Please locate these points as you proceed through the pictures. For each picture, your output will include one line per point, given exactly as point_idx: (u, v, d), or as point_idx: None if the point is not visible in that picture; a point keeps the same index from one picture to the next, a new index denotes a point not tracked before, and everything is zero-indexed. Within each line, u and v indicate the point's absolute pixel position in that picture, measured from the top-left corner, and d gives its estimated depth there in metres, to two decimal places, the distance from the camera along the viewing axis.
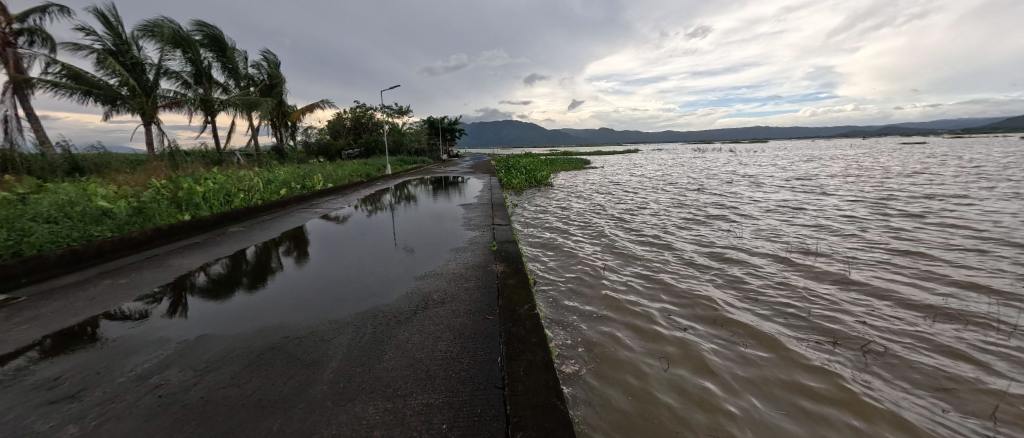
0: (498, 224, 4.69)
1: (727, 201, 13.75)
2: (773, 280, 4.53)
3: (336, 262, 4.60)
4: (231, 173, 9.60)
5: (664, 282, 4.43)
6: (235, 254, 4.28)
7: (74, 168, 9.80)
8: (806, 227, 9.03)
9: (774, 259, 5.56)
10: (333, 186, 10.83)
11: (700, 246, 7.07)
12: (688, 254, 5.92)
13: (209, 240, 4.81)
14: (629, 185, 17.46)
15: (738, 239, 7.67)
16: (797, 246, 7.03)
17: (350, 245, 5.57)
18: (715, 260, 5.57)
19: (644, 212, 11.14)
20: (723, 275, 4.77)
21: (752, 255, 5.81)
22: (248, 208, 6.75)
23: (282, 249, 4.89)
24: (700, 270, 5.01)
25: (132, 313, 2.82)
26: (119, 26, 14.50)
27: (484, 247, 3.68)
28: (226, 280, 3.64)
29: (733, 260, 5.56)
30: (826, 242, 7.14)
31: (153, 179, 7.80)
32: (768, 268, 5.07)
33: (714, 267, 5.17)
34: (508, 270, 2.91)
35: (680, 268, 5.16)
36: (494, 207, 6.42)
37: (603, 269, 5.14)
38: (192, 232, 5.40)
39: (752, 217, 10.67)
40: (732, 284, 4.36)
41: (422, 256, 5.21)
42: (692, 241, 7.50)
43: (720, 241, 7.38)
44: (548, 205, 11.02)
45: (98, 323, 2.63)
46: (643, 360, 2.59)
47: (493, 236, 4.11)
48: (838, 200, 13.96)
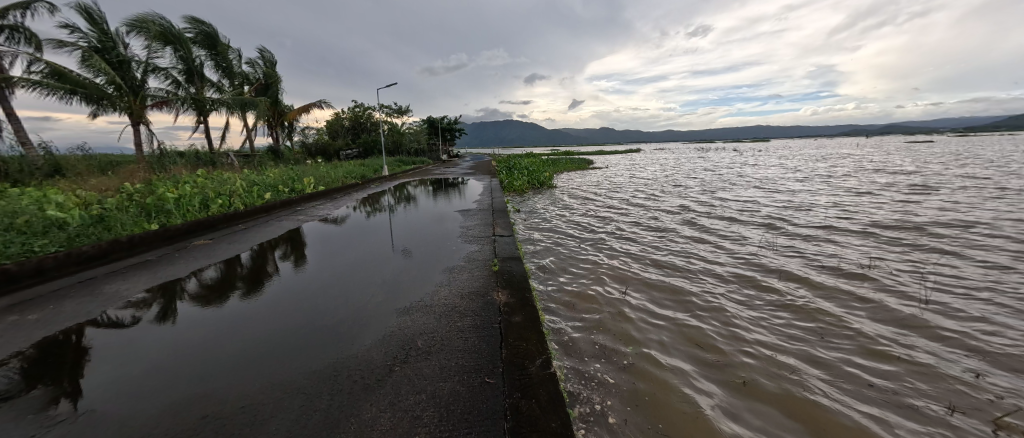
0: (500, 236, 4.13)
1: (738, 201, 13.15)
2: (817, 294, 3.93)
3: (323, 272, 4.17)
4: (214, 176, 9.01)
5: (690, 296, 3.84)
6: (229, 260, 4.23)
7: (53, 170, 9.32)
8: (829, 228, 8.40)
9: (809, 266, 4.94)
10: (325, 189, 10.24)
11: (719, 250, 6.47)
12: (710, 261, 5.32)
13: (173, 255, 4.27)
14: (634, 186, 16.91)
15: (759, 241, 7.05)
16: (826, 249, 6.41)
17: (341, 250, 5.18)
18: (742, 267, 4.97)
19: (654, 214, 10.56)
20: (757, 287, 4.17)
21: (782, 261, 5.20)
22: (228, 215, 6.23)
23: (278, 253, 4.82)
24: (730, 280, 4.40)
25: (122, 319, 2.92)
26: (105, 23, 14.01)
27: (483, 267, 3.11)
28: (220, 285, 3.65)
29: (763, 267, 4.96)
30: (858, 246, 6.51)
31: (128, 183, 7.26)
32: (805, 277, 4.47)
33: (744, 276, 4.57)
34: (514, 302, 2.34)
35: (705, 277, 4.57)
36: (494, 213, 5.83)
37: (618, 277, 4.55)
38: (160, 243, 4.89)
39: (767, 218, 10.07)
40: (771, 300, 3.75)
41: (417, 261, 4.73)
42: (710, 244, 6.91)
43: (741, 245, 6.77)
44: (552, 207, 10.42)
45: (83, 331, 2.70)
46: (657, 383, 2.30)
47: (494, 251, 3.55)
48: (855, 199, 13.34)
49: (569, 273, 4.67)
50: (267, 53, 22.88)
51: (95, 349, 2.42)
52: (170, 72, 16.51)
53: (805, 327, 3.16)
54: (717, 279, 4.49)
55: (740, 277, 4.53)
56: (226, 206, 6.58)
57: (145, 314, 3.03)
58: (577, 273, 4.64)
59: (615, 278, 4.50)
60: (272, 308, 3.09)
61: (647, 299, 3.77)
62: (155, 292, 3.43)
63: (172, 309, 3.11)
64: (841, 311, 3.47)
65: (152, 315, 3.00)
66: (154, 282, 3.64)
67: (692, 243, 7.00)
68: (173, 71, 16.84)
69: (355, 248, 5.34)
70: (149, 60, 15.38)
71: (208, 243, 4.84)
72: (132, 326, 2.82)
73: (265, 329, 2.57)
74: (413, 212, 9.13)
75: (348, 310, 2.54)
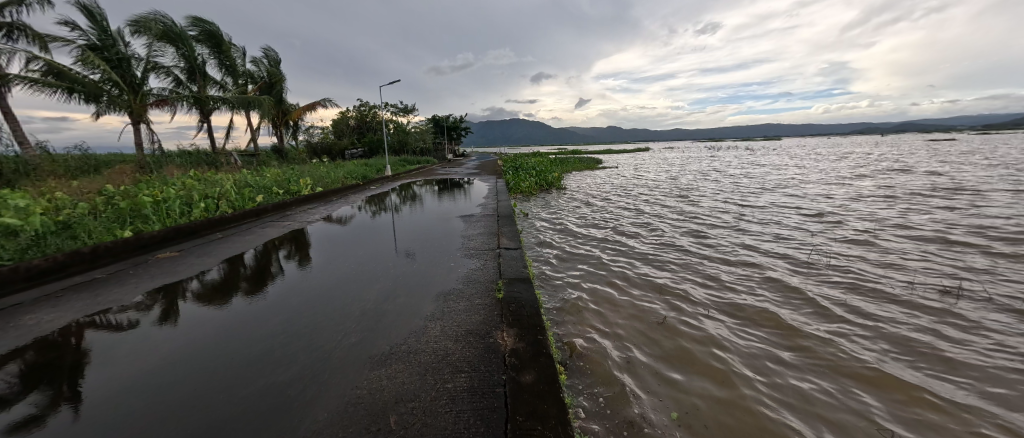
0: (507, 248, 3.66)
1: (757, 204, 12.46)
2: (889, 330, 3.29)
3: (305, 284, 3.81)
4: (207, 176, 8.59)
5: (733, 329, 3.25)
6: (233, 260, 4.23)
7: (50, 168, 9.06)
8: (867, 237, 7.68)
9: (857, 289, 4.34)
10: (322, 190, 9.74)
11: (750, 259, 5.81)
12: (744, 280, 4.70)
13: (141, 272, 3.83)
14: (646, 188, 16.28)
15: (793, 252, 6.37)
16: (872, 262, 5.71)
17: (337, 253, 4.91)
18: (779, 288, 4.37)
19: (670, 217, 9.96)
20: (811, 317, 3.54)
21: (830, 283, 4.55)
22: (213, 220, 5.78)
23: (282, 252, 4.79)
24: (777, 308, 3.76)
25: (120, 322, 2.95)
26: (103, 19, 13.70)
27: (485, 292, 2.57)
28: (223, 286, 3.66)
29: (810, 289, 4.31)
30: (907, 261, 5.82)
31: (113, 185, 6.86)
32: (867, 307, 3.82)
33: (784, 300, 4.00)
34: (523, 349, 1.79)
35: (745, 301, 3.95)
36: (499, 221, 5.27)
37: (644, 299, 3.97)
38: (134, 253, 4.49)
39: (793, 223, 9.35)
40: (837, 340, 3.12)
41: (415, 264, 4.35)
42: (738, 253, 6.25)
43: (773, 256, 6.11)
44: (561, 211, 9.88)
45: (82, 333, 2.74)
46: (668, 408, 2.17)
47: (499, 268, 3.04)
48: (882, 201, 12.58)
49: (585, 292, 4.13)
50: (270, 51, 22.54)
51: (92, 354, 2.45)
52: (172, 70, 16.24)
53: (889, 379, 2.57)
54: (759, 304, 3.88)
55: (786, 302, 3.90)
56: (211, 211, 6.13)
57: (144, 316, 3.05)
58: (594, 293, 4.08)
59: (641, 301, 3.92)
60: (236, 334, 2.63)
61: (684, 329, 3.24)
62: (155, 294, 3.43)
63: (173, 310, 3.15)
64: (930, 356, 2.84)
65: (152, 316, 3.05)
66: (134, 295, 3.40)
67: (718, 252, 6.33)
68: (174, 69, 16.57)
69: (352, 250, 5.09)
70: (150, 58, 15.09)
71: (188, 253, 4.45)
72: (131, 328, 2.86)
73: (214, 375, 2.07)
74: (417, 212, 8.68)
75: (305, 353, 1.96)
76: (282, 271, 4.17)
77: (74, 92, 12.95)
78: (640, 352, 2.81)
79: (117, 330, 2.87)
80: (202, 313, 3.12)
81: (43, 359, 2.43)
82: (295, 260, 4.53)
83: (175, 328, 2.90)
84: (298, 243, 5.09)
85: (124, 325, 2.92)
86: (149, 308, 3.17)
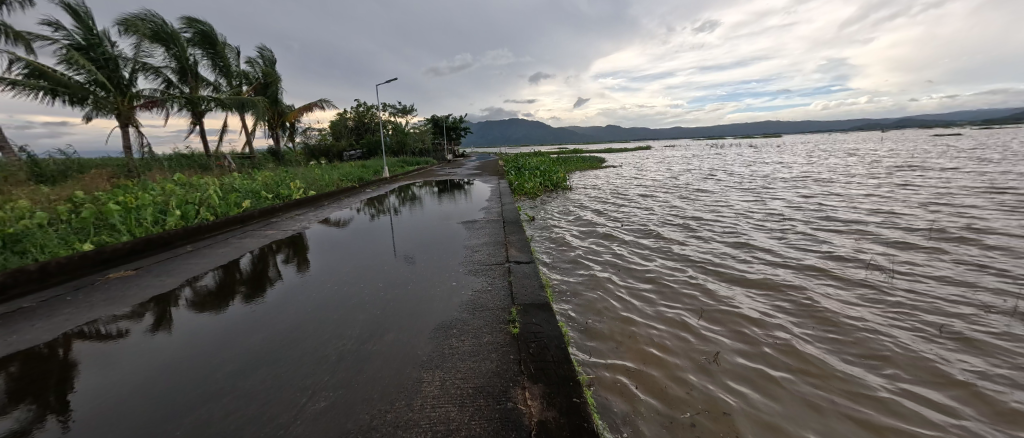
0: (518, 261, 3.17)
1: (771, 202, 11.96)
2: (987, 353, 2.73)
3: (287, 298, 3.37)
4: (192, 180, 8.07)
5: (777, 347, 2.82)
6: (229, 265, 4.06)
7: (31, 174, 8.66)
8: (901, 234, 7.10)
9: (906, 295, 3.88)
10: (315, 194, 9.20)
11: (785, 263, 5.21)
12: (789, 289, 4.10)
13: (93, 295, 3.33)
14: (652, 187, 15.79)
15: (829, 253, 5.78)
16: (923, 265, 5.11)
17: (333, 258, 4.59)
18: (819, 295, 3.90)
19: (683, 216, 9.47)
20: (887, 338, 2.98)
21: (889, 292, 3.95)
22: (190, 228, 5.27)
23: (281, 257, 4.60)
24: (842, 326, 3.18)
25: (111, 331, 2.81)
26: (89, 18, 13.18)
27: (495, 326, 2.03)
28: (219, 293, 3.49)
29: (870, 301, 3.72)
30: (962, 263, 5.22)
31: (86, 191, 6.38)
32: (947, 325, 3.22)
33: (827, 309, 3.53)
34: (555, 425, 1.29)
35: (799, 318, 3.36)
36: (505, 227, 4.70)
37: (679, 312, 3.45)
38: (97, 267, 4.02)
39: (816, 221, 8.78)
40: (932, 371, 2.54)
41: (414, 271, 3.97)
42: (769, 255, 5.64)
43: (809, 257, 5.52)
44: (569, 212, 9.40)
45: (70, 345, 2.59)
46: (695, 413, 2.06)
47: (511, 288, 2.55)
48: (901, 196, 12.04)
49: (608, 303, 3.65)
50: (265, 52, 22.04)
51: (81, 367, 2.31)
52: (162, 71, 15.77)
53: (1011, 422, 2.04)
54: (816, 320, 3.29)
55: (849, 319, 3.31)
56: (188, 220, 5.59)
57: (136, 325, 2.91)
58: (620, 305, 3.62)
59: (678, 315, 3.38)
60: (186, 369, 2.13)
61: (725, 341, 2.91)
62: (146, 303, 3.27)
63: (167, 318, 3.01)
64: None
65: (145, 325, 2.90)
66: (92, 318, 2.97)
67: (745, 253, 5.79)
68: (165, 70, 16.12)
69: (349, 254, 4.76)
70: (139, 59, 14.60)
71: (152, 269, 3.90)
72: (120, 338, 2.70)
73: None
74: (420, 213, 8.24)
75: (250, 427, 1.41)
76: (280, 276, 3.97)
77: (59, 93, 12.51)
78: (675, 362, 2.59)
79: (108, 339, 2.74)
80: (194, 324, 2.93)
81: (29, 371, 2.31)
82: (293, 265, 4.31)
83: (137, 353, 2.52)
84: (297, 248, 4.85)
85: (114, 334, 2.77)
86: (142, 317, 3.02)
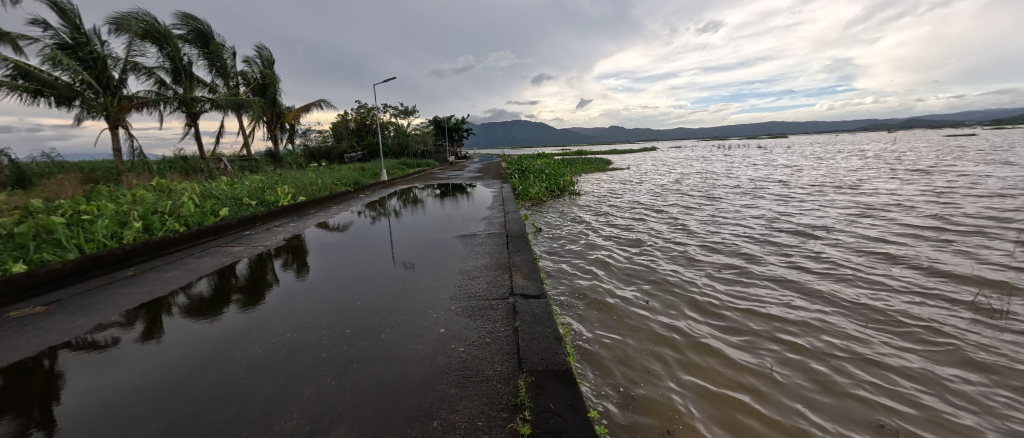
0: (523, 295, 2.51)
1: (789, 204, 11.32)
2: None
3: (244, 329, 2.77)
4: (171, 185, 7.46)
5: (844, 384, 2.32)
6: (224, 270, 3.86)
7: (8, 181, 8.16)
8: (952, 239, 6.37)
9: (983, 312, 3.30)
10: (305, 200, 8.63)
11: (826, 271, 4.62)
12: (853, 310, 3.42)
13: (22, 325, 2.82)
14: (661, 190, 15.17)
15: (872, 258, 5.18)
16: (998, 273, 4.39)
17: (333, 264, 4.34)
18: (876, 313, 3.34)
19: (699, 221, 8.87)
20: (979, 371, 2.44)
21: (960, 309, 3.38)
22: (155, 242, 4.71)
23: (279, 262, 4.35)
24: (932, 361, 2.57)
25: (100, 340, 2.68)
26: (76, 16, 12.62)
27: (497, 423, 1.37)
28: (214, 301, 3.32)
29: (962, 327, 3.03)
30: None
31: (51, 198, 5.83)
32: None
33: (893, 333, 2.98)
34: None
35: (880, 351, 2.71)
36: (511, 243, 4.07)
37: (720, 333, 2.95)
38: (38, 290, 3.49)
39: (847, 223, 8.05)
40: None
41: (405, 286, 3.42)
42: (811, 264, 4.93)
43: (858, 266, 4.81)
44: (577, 219, 8.83)
45: (57, 356, 2.47)
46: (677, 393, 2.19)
47: (519, 345, 1.89)
48: (930, 197, 11.35)
49: (632, 312, 3.30)
50: (264, 51, 21.56)
51: (57, 386, 2.14)
52: (156, 71, 15.28)
53: None
54: (904, 355, 2.64)
55: (937, 351, 2.69)
56: (153, 232, 4.95)
57: (128, 334, 2.79)
58: (644, 312, 3.32)
59: (719, 337, 2.91)
60: None
61: (768, 356, 2.63)
62: (137, 311, 3.12)
63: (160, 327, 2.88)
64: None
65: (134, 335, 2.76)
66: (59, 337, 2.71)
67: (777, 260, 5.22)
68: (158, 70, 15.60)
69: (347, 260, 4.46)
70: (129, 58, 14.08)
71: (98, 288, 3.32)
72: (109, 348, 2.58)
73: None
74: (422, 216, 7.75)
75: None
76: (279, 282, 3.77)
77: (44, 94, 11.98)
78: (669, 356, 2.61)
79: (94, 350, 2.59)
80: (176, 339, 2.70)
81: (13, 382, 2.20)
82: (293, 269, 4.11)
83: (59, 399, 2.05)
84: (297, 252, 4.65)
85: (105, 344, 2.65)
86: (133, 326, 2.89)
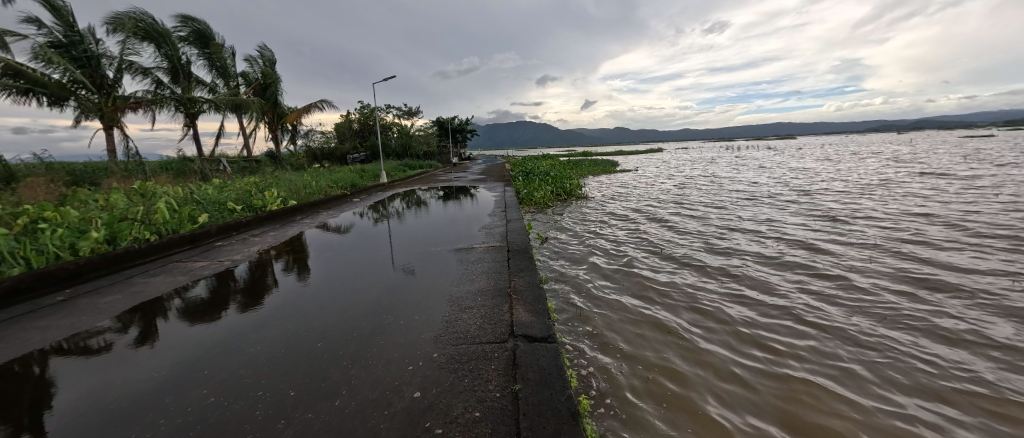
0: (527, 338, 1.97)
1: (809, 207, 10.73)
2: None
3: (185, 353, 2.22)
4: (153, 188, 7.00)
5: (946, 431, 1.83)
6: (221, 274, 3.57)
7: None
8: (1010, 244, 5.73)
9: None
10: (297, 204, 8.19)
11: (871, 281, 4.12)
12: (938, 335, 2.85)
13: None
14: (672, 194, 14.60)
15: (917, 266, 4.67)
16: None
17: (334, 266, 4.00)
18: (946, 335, 2.85)
19: (717, 225, 8.33)
20: None
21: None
22: (114, 254, 4.25)
23: (278, 266, 4.06)
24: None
25: (95, 345, 2.40)
26: (70, 14, 12.30)
27: None
28: (215, 302, 3.05)
29: None
30: None
31: (21, 203, 5.43)
32: None
33: (979, 362, 2.48)
34: None
35: (989, 390, 2.18)
36: (511, 262, 3.51)
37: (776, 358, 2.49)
38: None
39: (881, 227, 7.44)
40: None
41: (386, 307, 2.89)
42: (860, 274, 4.35)
43: (906, 276, 4.29)
44: (586, 224, 8.35)
45: (47, 361, 2.18)
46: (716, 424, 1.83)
47: (520, 428, 1.34)
48: (959, 199, 10.69)
49: (664, 338, 2.78)
50: (265, 51, 21.29)
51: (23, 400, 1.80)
52: (152, 71, 14.95)
53: None
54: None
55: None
56: (118, 242, 4.50)
57: (122, 338, 2.48)
58: (679, 334, 2.84)
59: (770, 359, 2.49)
60: None
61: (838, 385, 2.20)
62: (131, 315, 2.81)
63: (157, 330, 2.58)
64: None
65: (131, 339, 2.47)
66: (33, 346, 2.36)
67: (811, 267, 4.72)
68: (156, 70, 15.32)
69: (347, 262, 4.12)
70: (125, 57, 13.77)
71: (47, 306, 2.89)
72: (106, 352, 2.29)
73: None
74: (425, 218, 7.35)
75: None
76: (279, 285, 3.45)
77: (37, 93, 11.69)
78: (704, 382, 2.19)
79: (90, 354, 2.31)
80: (170, 344, 2.38)
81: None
82: (294, 273, 3.79)
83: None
84: (298, 256, 4.36)
85: (98, 350, 2.35)
86: (129, 330, 2.60)
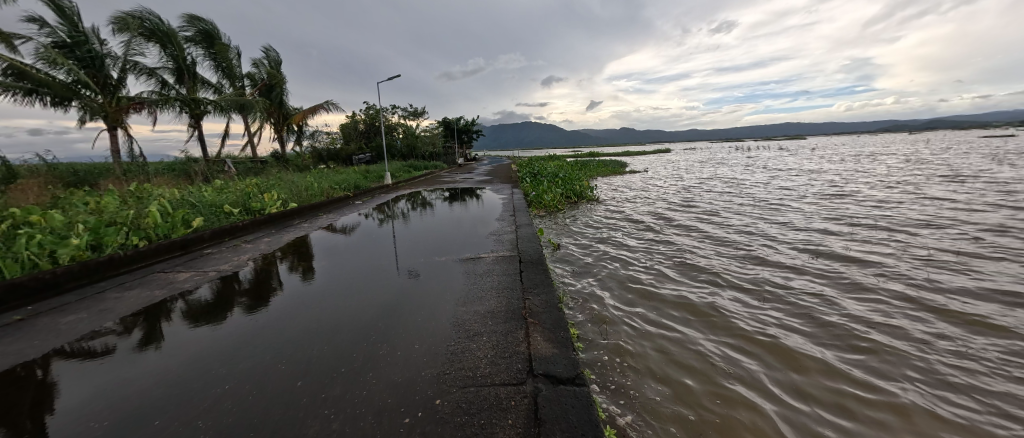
0: (549, 378, 1.62)
1: (831, 209, 10.21)
2: None
3: (155, 375, 1.92)
4: (149, 189, 6.77)
5: None
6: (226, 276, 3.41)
7: None
8: None
9: None
10: (297, 207, 7.92)
11: (924, 298, 3.68)
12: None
13: None
14: (684, 197, 14.15)
15: (970, 277, 4.21)
16: None
17: (339, 267, 3.76)
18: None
19: (737, 229, 7.88)
20: None
21: None
22: (96, 262, 3.97)
23: (284, 265, 3.87)
24: None
25: (99, 346, 2.27)
26: (73, 14, 12.22)
27: None
28: (219, 302, 2.88)
29: None
30: None
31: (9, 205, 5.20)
32: None
33: None
34: None
35: None
36: (526, 275, 3.18)
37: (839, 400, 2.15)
38: None
39: (915, 231, 6.95)
40: None
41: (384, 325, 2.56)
42: (913, 289, 3.88)
43: (963, 290, 3.84)
44: (598, 229, 7.97)
45: (49, 364, 2.07)
46: None
47: None
48: (994, 201, 10.07)
49: (702, 370, 2.44)
50: (270, 51, 21.21)
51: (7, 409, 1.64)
52: (157, 71, 14.83)
53: None
54: None
55: None
56: (102, 248, 4.22)
57: (125, 339, 2.35)
58: (719, 365, 2.51)
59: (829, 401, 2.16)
60: None
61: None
62: (133, 318, 2.68)
63: (161, 331, 2.43)
64: None
65: (133, 341, 2.32)
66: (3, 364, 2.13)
67: (852, 278, 4.28)
68: (160, 70, 15.20)
69: (353, 264, 3.87)
70: (129, 57, 13.67)
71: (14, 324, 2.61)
72: (106, 355, 2.15)
73: None
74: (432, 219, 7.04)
75: None
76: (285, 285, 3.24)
77: (41, 93, 11.59)
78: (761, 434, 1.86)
79: (92, 356, 2.18)
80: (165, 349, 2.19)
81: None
82: (299, 272, 3.58)
83: None
84: (304, 256, 4.15)
85: (101, 352, 2.22)
86: (132, 332, 2.45)
